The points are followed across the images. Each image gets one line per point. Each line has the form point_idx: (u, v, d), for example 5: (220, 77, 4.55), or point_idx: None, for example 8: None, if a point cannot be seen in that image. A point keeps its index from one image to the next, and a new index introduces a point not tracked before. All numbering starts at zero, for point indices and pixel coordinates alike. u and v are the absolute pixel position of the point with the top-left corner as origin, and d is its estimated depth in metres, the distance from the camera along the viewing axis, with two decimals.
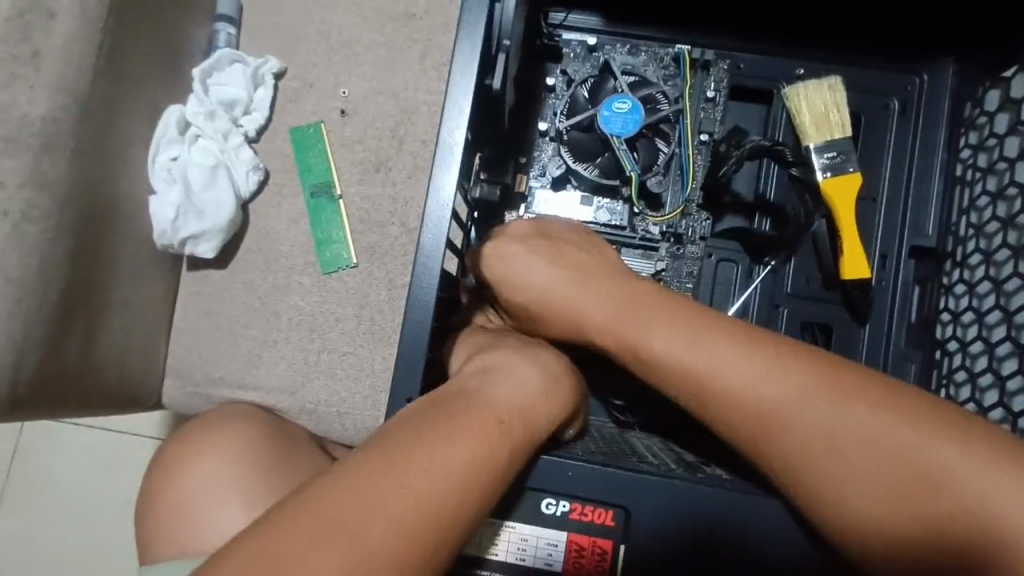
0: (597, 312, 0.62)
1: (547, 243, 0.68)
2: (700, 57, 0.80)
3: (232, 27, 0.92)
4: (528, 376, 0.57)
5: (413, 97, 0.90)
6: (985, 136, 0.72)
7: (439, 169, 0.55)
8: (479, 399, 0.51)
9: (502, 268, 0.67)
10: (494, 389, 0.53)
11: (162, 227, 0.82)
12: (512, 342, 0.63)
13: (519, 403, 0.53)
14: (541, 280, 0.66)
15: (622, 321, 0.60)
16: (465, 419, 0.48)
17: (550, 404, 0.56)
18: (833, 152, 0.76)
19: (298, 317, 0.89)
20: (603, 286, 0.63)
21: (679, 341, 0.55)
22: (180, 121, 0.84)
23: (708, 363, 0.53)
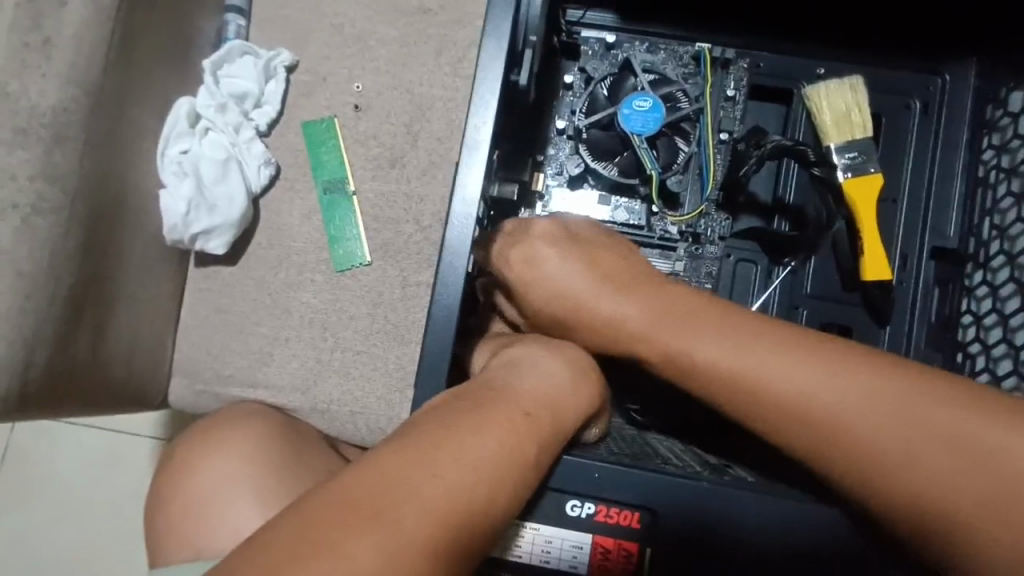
0: (637, 323, 0.58)
1: (576, 248, 0.64)
2: (720, 56, 0.80)
3: (242, 19, 0.90)
4: (555, 374, 0.55)
5: (428, 93, 0.89)
6: (1008, 138, 0.72)
7: (464, 165, 0.54)
8: (507, 391, 0.50)
9: (531, 272, 0.63)
10: (521, 382, 0.52)
11: (173, 222, 0.81)
12: (534, 343, 0.60)
13: (547, 396, 0.52)
14: (568, 287, 0.62)
15: (660, 329, 0.56)
16: (492, 411, 0.47)
17: (578, 398, 0.55)
18: (854, 152, 0.75)
19: (310, 316, 0.87)
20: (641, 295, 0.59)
21: (727, 351, 0.53)
22: (191, 113, 0.83)
23: (759, 366, 0.51)
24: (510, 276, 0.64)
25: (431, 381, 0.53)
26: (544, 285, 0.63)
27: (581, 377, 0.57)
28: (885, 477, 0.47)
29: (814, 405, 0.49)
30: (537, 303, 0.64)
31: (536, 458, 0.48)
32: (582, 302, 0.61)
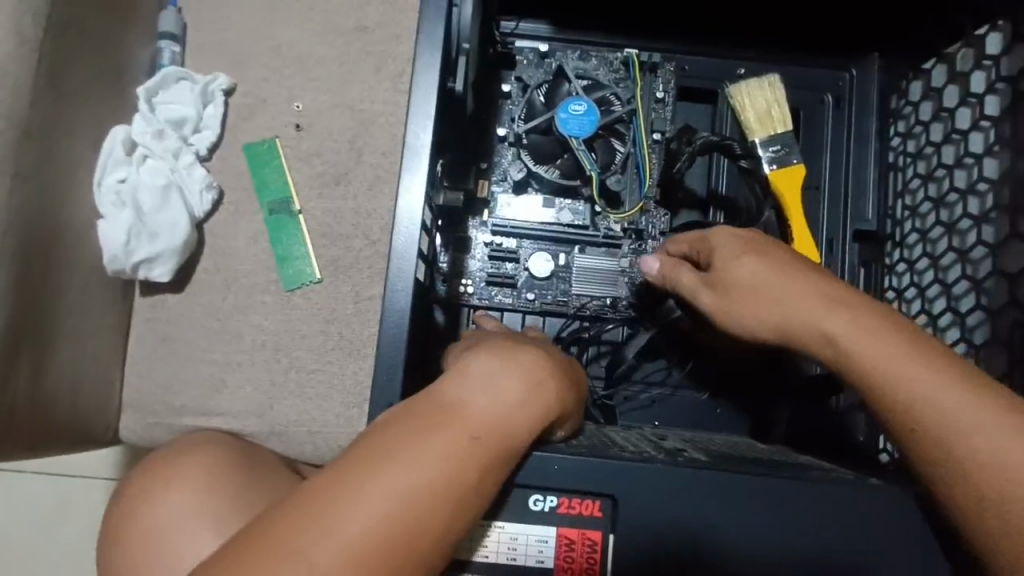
0: (844, 321, 0.50)
1: (775, 248, 0.56)
2: (648, 60, 0.83)
3: (176, 45, 0.90)
4: (512, 385, 0.48)
5: (370, 109, 0.90)
6: (912, 124, 0.78)
7: (408, 173, 0.55)
8: (454, 410, 0.46)
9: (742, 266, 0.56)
10: (470, 399, 0.46)
11: (113, 253, 0.79)
12: (502, 339, 0.54)
13: (497, 415, 0.46)
14: (767, 277, 0.54)
15: (871, 343, 0.49)
16: (431, 435, 0.44)
17: (532, 412, 0.48)
18: (777, 146, 0.79)
19: (261, 339, 0.86)
20: (845, 299, 0.51)
21: (919, 371, 0.47)
22: (127, 141, 0.82)
23: (939, 393, 0.46)
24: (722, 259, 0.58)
25: (387, 390, 0.53)
26: (740, 274, 0.56)
27: (545, 384, 0.49)
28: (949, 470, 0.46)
29: (913, 406, 0.47)
30: (730, 290, 0.57)
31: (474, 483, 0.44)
32: (782, 299, 0.53)
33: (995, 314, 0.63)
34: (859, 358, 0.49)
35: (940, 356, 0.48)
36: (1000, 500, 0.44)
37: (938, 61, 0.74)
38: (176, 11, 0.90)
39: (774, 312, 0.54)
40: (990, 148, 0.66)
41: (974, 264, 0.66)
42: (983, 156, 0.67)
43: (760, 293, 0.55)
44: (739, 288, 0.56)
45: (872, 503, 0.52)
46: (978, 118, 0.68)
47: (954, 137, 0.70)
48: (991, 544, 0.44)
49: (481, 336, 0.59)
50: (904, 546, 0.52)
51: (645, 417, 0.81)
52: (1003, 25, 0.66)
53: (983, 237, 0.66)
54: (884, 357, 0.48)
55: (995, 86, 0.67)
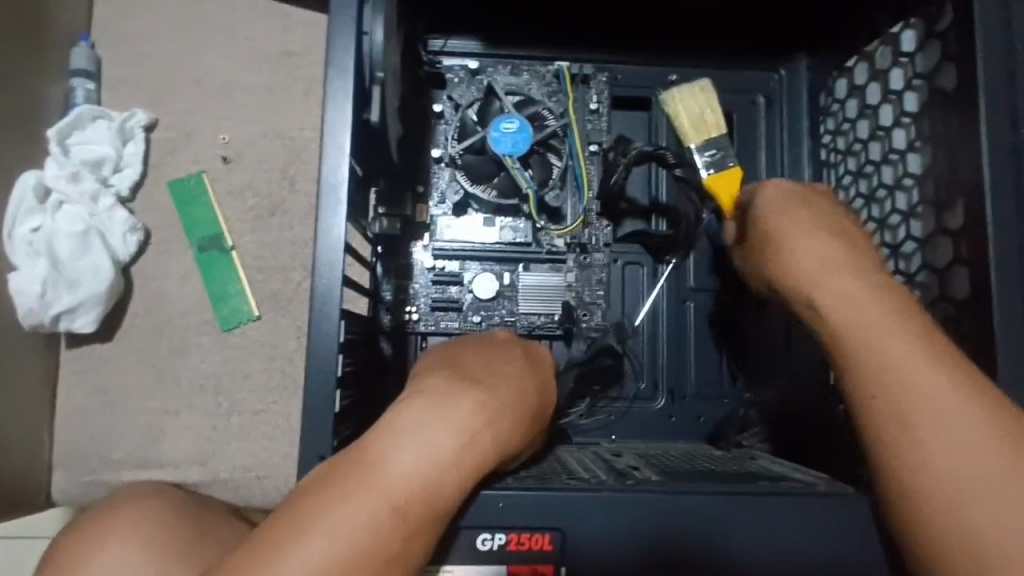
0: (854, 290, 0.51)
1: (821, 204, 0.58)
2: (579, 72, 0.83)
3: (91, 82, 0.86)
4: (444, 442, 0.46)
5: (300, 136, 0.87)
6: (840, 122, 0.79)
7: (330, 207, 0.52)
8: (378, 474, 0.44)
9: (777, 221, 0.58)
10: (396, 459, 0.44)
11: (28, 306, 0.76)
12: (474, 364, 0.52)
13: (424, 480, 0.44)
14: (797, 229, 0.56)
15: (869, 321, 0.50)
16: (352, 499, 0.43)
17: (468, 463, 0.46)
18: (713, 150, 0.77)
19: (200, 383, 0.83)
20: (852, 266, 0.53)
21: (912, 359, 0.48)
22: (39, 186, 0.78)
23: (922, 385, 0.47)
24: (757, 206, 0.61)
25: (317, 435, 0.51)
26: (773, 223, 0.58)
27: (484, 436, 0.47)
28: (907, 457, 0.46)
29: (896, 387, 0.47)
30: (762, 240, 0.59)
31: (402, 547, 0.43)
32: (805, 253, 0.55)
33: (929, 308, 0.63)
34: (847, 325, 0.50)
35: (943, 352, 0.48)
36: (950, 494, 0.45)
37: (861, 58, 0.75)
38: (88, 47, 0.86)
39: (788, 265, 0.55)
40: (912, 143, 0.66)
41: (906, 259, 0.67)
42: (907, 152, 0.67)
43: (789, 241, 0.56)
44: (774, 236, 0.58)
45: (822, 511, 0.52)
46: (900, 114, 0.68)
47: (880, 133, 0.71)
48: (930, 537, 0.45)
49: (458, 339, 0.56)
50: (855, 551, 0.51)
51: (588, 434, 0.78)
52: (916, 23, 0.66)
53: (912, 233, 0.66)
54: (877, 336, 0.49)
55: (912, 82, 0.66)
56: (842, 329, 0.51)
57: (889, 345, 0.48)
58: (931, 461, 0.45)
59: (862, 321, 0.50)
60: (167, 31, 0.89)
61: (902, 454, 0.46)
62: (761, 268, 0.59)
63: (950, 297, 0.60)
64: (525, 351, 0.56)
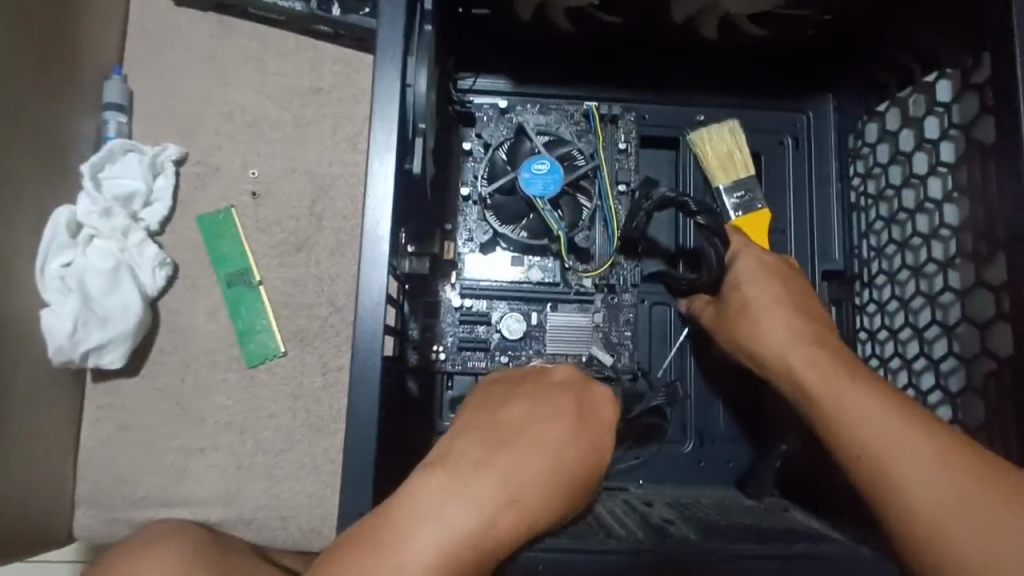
0: (807, 357, 0.60)
1: (783, 276, 0.68)
2: (607, 111, 0.83)
3: (123, 115, 0.86)
4: (476, 508, 0.46)
5: (328, 172, 0.88)
6: (870, 166, 0.78)
7: (369, 268, 0.53)
8: (403, 544, 0.45)
9: (745, 292, 0.68)
10: (422, 528, 0.45)
11: (59, 344, 0.75)
12: (518, 420, 0.51)
13: (449, 550, 0.45)
14: (756, 299, 0.67)
15: (826, 379, 0.56)
16: (381, 562, 0.44)
17: (498, 531, 0.46)
18: (741, 191, 0.80)
19: (225, 421, 0.82)
20: (804, 335, 0.62)
21: (866, 404, 0.52)
22: (71, 222, 0.78)
23: (881, 425, 0.51)
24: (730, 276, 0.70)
25: (357, 488, 0.52)
26: (737, 293, 0.68)
27: (519, 506, 0.47)
28: (884, 493, 0.49)
29: (857, 429, 0.52)
30: (732, 308, 0.69)
31: None
32: (757, 323, 0.65)
33: (969, 360, 0.63)
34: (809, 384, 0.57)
35: (895, 396, 0.53)
36: (930, 525, 0.47)
37: (892, 104, 0.75)
38: (120, 80, 0.87)
39: (751, 334, 0.66)
40: (949, 194, 0.66)
41: (944, 309, 0.67)
42: (943, 203, 0.67)
43: (754, 311, 0.66)
44: (743, 305, 0.67)
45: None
46: (935, 163, 0.68)
47: (914, 181, 0.71)
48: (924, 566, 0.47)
49: (507, 384, 0.54)
50: None
51: (612, 477, 0.78)
52: (952, 73, 0.65)
53: (949, 283, 0.66)
54: (835, 388, 0.55)
55: (948, 132, 0.66)
56: (808, 388, 0.57)
57: (844, 396, 0.54)
58: (909, 495, 0.48)
59: (821, 381, 0.56)
60: (199, 66, 0.89)
61: (878, 491, 0.49)
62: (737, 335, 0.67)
63: (992, 352, 0.60)
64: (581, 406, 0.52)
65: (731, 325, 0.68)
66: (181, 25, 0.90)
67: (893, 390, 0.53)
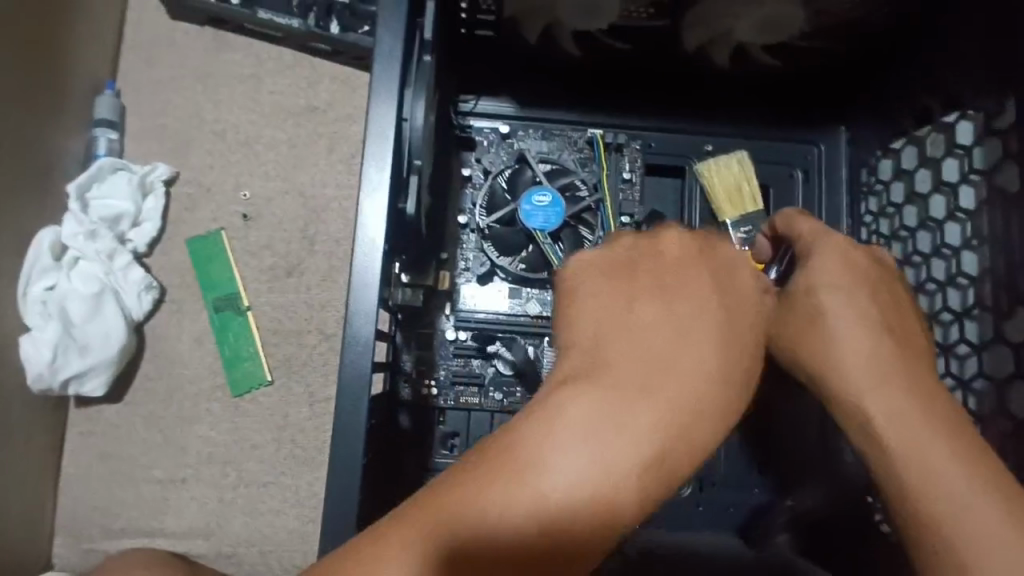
0: (890, 398, 0.50)
1: (870, 282, 0.55)
2: (613, 140, 0.80)
3: (114, 132, 0.84)
4: (613, 442, 0.41)
5: (321, 194, 0.85)
6: (884, 203, 0.75)
7: (356, 317, 0.51)
8: (538, 475, 0.40)
9: (824, 298, 0.54)
10: (563, 458, 0.40)
11: (38, 372, 0.73)
12: (647, 324, 0.46)
13: (595, 488, 0.40)
14: (837, 311, 0.54)
15: (910, 433, 0.49)
16: (505, 499, 0.39)
17: (655, 462, 0.42)
18: (748, 226, 0.76)
19: (208, 452, 0.81)
20: (890, 367, 0.52)
21: (955, 476, 0.46)
22: (55, 243, 0.76)
23: (967, 507, 0.45)
24: (802, 274, 0.56)
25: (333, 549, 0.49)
26: (809, 299, 0.55)
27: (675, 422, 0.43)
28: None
29: (937, 506, 0.46)
30: (794, 316, 0.56)
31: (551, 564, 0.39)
32: (829, 333, 0.54)
33: (985, 419, 0.60)
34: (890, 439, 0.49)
35: (988, 468, 0.46)
36: None
37: (908, 142, 0.71)
38: (113, 96, 0.84)
39: (818, 355, 0.54)
40: (968, 241, 0.64)
41: (960, 360, 0.64)
42: (960, 250, 0.64)
43: (835, 325, 0.54)
44: (818, 315, 0.54)
45: None
46: (953, 209, 0.66)
47: (930, 224, 0.68)
48: None
49: (612, 274, 0.49)
50: None
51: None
52: (973, 114, 0.63)
53: (966, 334, 0.63)
54: (918, 449, 0.48)
55: (969, 176, 0.64)
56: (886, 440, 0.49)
57: (931, 463, 0.47)
58: None
59: (903, 435, 0.49)
60: (192, 83, 0.87)
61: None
62: (796, 347, 0.55)
63: (1009, 413, 0.58)
64: (714, 286, 0.49)
65: (789, 334, 0.56)
66: (175, 39, 0.88)
67: (987, 460, 0.47)
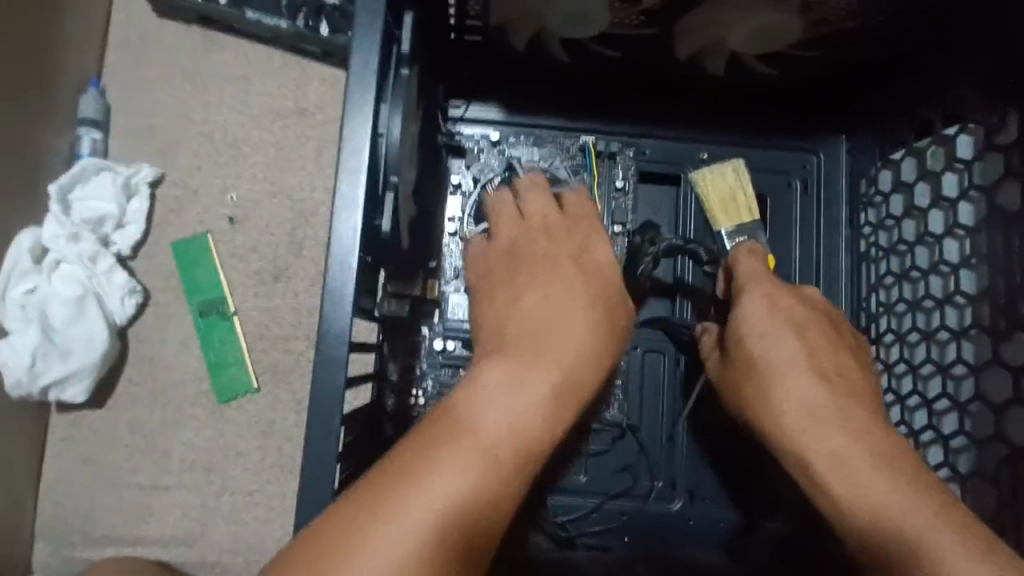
0: (825, 436, 0.52)
1: (799, 326, 0.59)
2: (605, 148, 0.78)
3: (98, 131, 0.83)
4: (525, 388, 0.49)
5: (309, 198, 0.84)
6: (882, 216, 0.73)
7: (328, 338, 0.49)
8: (471, 424, 0.47)
9: (757, 345, 0.58)
10: (489, 407, 0.48)
11: (16, 377, 0.73)
12: (537, 293, 0.56)
13: (516, 426, 0.48)
14: (771, 356, 0.57)
15: (846, 467, 0.50)
16: (446, 449, 0.45)
17: (556, 402, 0.50)
18: (744, 236, 0.74)
19: (191, 459, 0.79)
20: (824, 407, 0.54)
21: (892, 504, 0.47)
22: (36, 246, 0.76)
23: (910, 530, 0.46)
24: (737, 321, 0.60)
25: None
26: (746, 346, 0.59)
27: (572, 369, 0.51)
28: None
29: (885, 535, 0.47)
30: (737, 364, 0.60)
31: (493, 499, 0.45)
32: (767, 380, 0.57)
33: (982, 444, 0.60)
34: (830, 475, 0.51)
35: (923, 490, 0.47)
36: None
37: (907, 153, 0.70)
38: (98, 94, 0.83)
39: (758, 399, 0.57)
40: (966, 259, 0.63)
41: (956, 381, 0.63)
42: (959, 267, 0.63)
43: (770, 370, 0.57)
44: (754, 362, 0.58)
45: None
46: (953, 224, 0.64)
47: (927, 239, 0.67)
48: None
49: (505, 262, 0.60)
50: None
51: (598, 535, 0.74)
52: (973, 128, 0.62)
53: (964, 354, 0.62)
54: (857, 479, 0.49)
55: (968, 192, 0.63)
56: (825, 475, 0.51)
57: (870, 493, 0.48)
58: None
59: (840, 469, 0.50)
60: (179, 83, 0.86)
61: None
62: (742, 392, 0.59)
63: (1007, 440, 0.58)
64: (577, 263, 0.58)
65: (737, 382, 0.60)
66: (161, 37, 0.86)
67: (922, 484, 0.48)
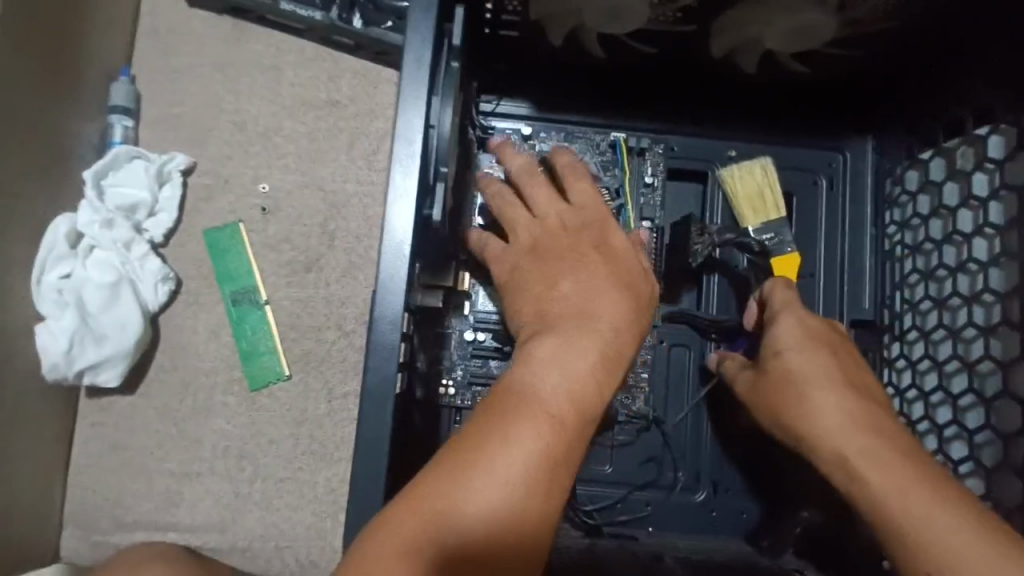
0: (859, 441, 0.53)
1: (830, 343, 0.60)
2: (636, 144, 0.79)
3: (129, 119, 0.83)
4: (575, 361, 0.50)
5: (341, 189, 0.85)
6: (908, 215, 0.75)
7: (381, 324, 0.50)
8: (530, 399, 0.48)
9: (792, 358, 0.59)
10: (544, 383, 0.49)
11: (53, 362, 0.72)
12: (568, 267, 0.55)
13: (572, 397, 0.48)
14: (804, 370, 0.58)
15: (882, 470, 0.51)
16: (511, 425, 0.47)
17: (604, 370, 0.50)
18: (770, 233, 0.76)
19: (224, 446, 0.81)
20: (859, 414, 0.55)
21: (928, 505, 0.48)
22: (71, 231, 0.75)
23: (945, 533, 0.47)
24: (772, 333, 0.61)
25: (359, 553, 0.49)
26: (779, 359, 0.60)
27: (615, 338, 0.52)
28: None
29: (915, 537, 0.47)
30: (767, 376, 0.61)
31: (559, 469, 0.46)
32: (800, 391, 0.58)
33: (1008, 439, 0.61)
34: (867, 479, 0.51)
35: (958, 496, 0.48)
36: None
37: (936, 154, 0.71)
38: (128, 82, 0.83)
39: (790, 408, 0.58)
40: (995, 258, 0.64)
41: (982, 377, 0.64)
42: (988, 266, 0.65)
43: (804, 378, 0.58)
44: (786, 371, 0.59)
45: None
46: (982, 224, 0.66)
47: (956, 238, 0.68)
48: None
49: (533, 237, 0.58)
50: None
51: (625, 525, 0.75)
52: (1005, 128, 0.63)
53: (991, 351, 0.63)
54: (892, 482, 0.50)
55: (998, 192, 0.64)
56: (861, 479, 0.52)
57: (906, 494, 0.49)
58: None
59: (875, 474, 0.51)
60: (211, 72, 0.86)
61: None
62: (774, 401, 0.59)
63: None
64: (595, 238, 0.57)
65: (767, 394, 0.60)
66: (194, 26, 0.87)
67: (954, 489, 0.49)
